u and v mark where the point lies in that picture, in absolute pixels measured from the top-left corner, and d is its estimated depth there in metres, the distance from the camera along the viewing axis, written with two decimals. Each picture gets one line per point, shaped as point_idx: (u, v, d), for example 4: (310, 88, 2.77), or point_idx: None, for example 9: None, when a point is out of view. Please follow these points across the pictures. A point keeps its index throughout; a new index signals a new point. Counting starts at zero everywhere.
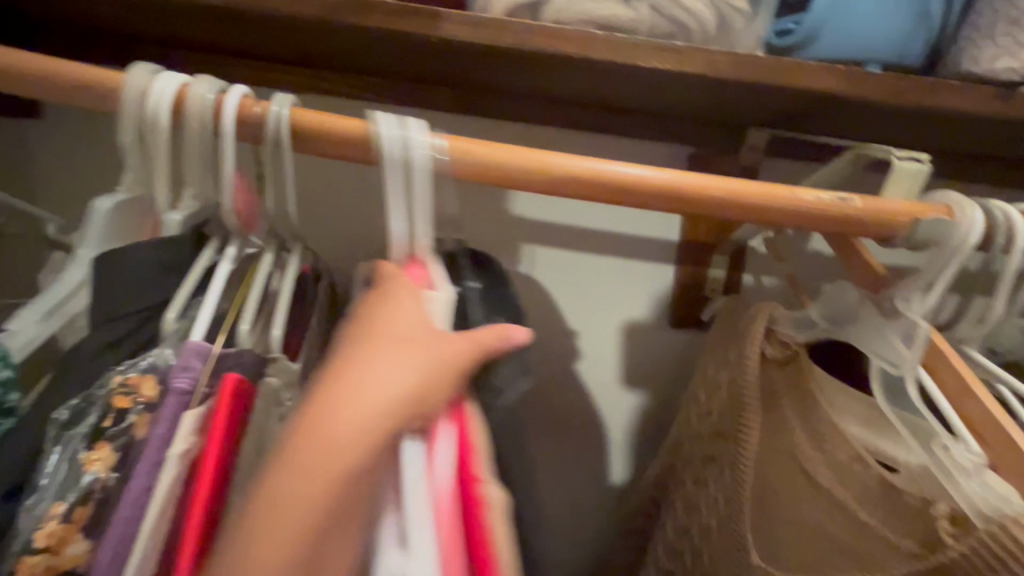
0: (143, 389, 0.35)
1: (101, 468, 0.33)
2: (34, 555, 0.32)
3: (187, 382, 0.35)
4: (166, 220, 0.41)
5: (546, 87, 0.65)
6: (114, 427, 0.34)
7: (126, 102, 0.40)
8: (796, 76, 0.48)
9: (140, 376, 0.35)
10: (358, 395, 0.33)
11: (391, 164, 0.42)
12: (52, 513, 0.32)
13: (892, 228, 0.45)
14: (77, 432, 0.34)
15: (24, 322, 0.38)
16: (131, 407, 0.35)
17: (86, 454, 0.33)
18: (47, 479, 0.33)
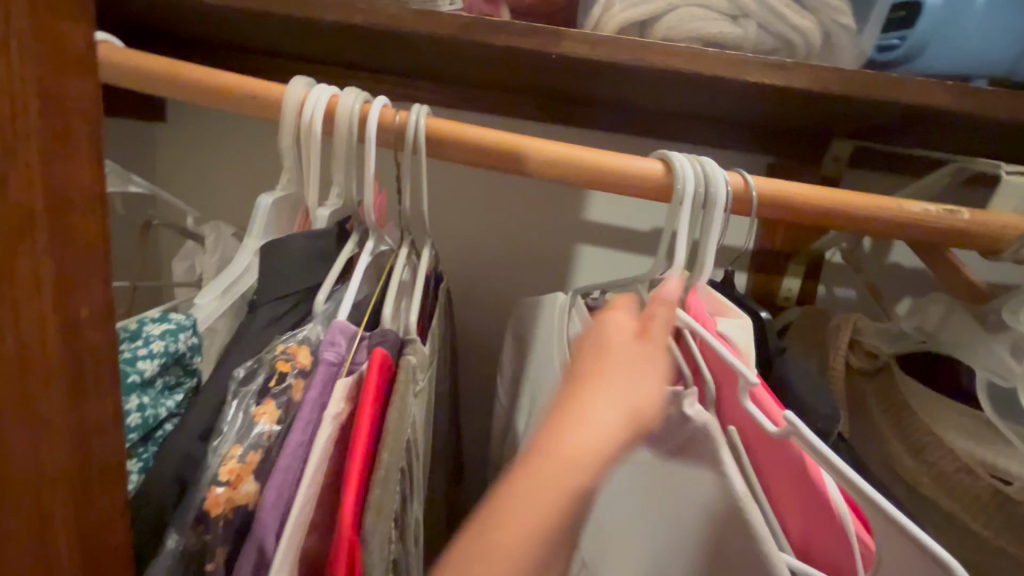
0: (300, 357, 0.40)
1: (268, 421, 0.38)
2: (218, 489, 0.36)
3: (336, 355, 0.39)
4: (315, 215, 0.47)
5: (637, 98, 0.68)
6: (277, 387, 0.39)
7: (286, 111, 0.46)
8: (902, 90, 0.49)
9: (297, 345, 0.40)
10: (574, 429, 0.27)
11: (517, 170, 0.46)
12: (231, 453, 0.37)
13: (999, 242, 0.46)
14: (249, 389, 0.39)
15: (207, 298, 0.46)
16: (290, 371, 0.39)
17: (257, 408, 0.38)
18: (227, 426, 0.38)
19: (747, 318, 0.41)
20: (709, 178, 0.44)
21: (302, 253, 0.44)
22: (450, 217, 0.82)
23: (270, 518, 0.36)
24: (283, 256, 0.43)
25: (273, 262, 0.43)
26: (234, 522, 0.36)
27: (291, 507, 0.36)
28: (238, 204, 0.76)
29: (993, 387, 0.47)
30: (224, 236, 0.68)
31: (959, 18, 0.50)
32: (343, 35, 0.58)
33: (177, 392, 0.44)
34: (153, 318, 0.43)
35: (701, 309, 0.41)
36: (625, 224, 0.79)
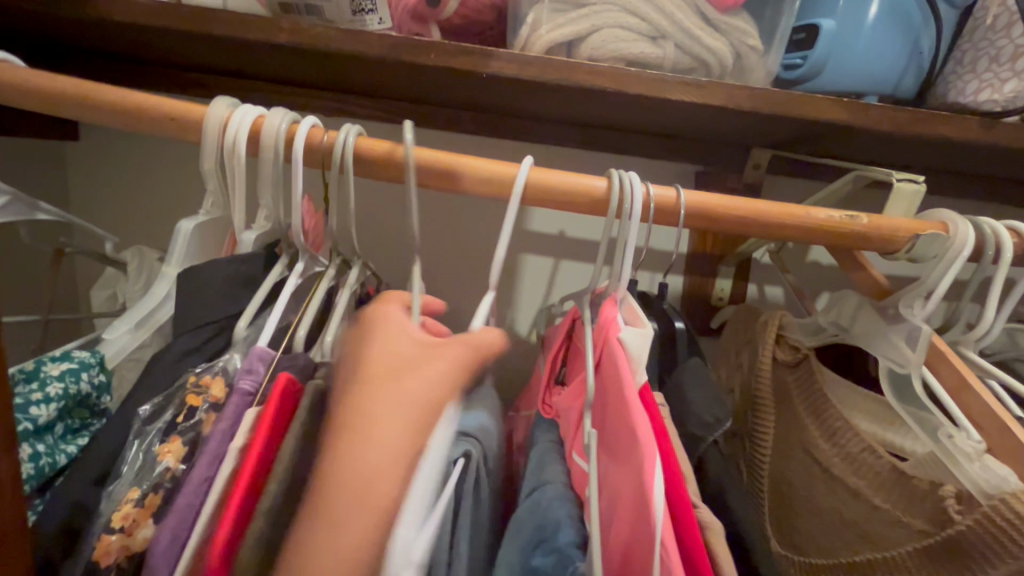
0: (212, 390, 0.38)
1: (171, 460, 0.36)
2: (110, 536, 0.34)
3: (252, 384, 0.38)
4: (241, 238, 0.45)
5: (569, 112, 0.70)
6: (185, 423, 0.37)
7: (207, 131, 0.44)
8: (805, 106, 0.54)
9: (210, 378, 0.38)
10: (375, 423, 0.32)
11: (450, 187, 0.46)
12: (129, 497, 0.35)
13: (892, 243, 0.50)
14: (152, 428, 0.37)
15: (117, 332, 0.43)
16: (200, 406, 0.38)
17: (160, 446, 0.36)
18: (127, 467, 0.36)
19: (650, 329, 0.42)
20: (630, 188, 0.46)
21: (229, 277, 0.42)
22: (392, 233, 0.81)
23: (161, 564, 0.34)
24: (208, 283, 0.41)
25: (196, 288, 0.42)
26: (128, 569, 0.35)
27: (185, 549, 0.34)
28: (162, 226, 0.73)
29: (893, 374, 0.52)
30: (146, 261, 0.64)
31: (850, 42, 0.55)
32: (269, 53, 0.56)
33: (80, 436, 0.40)
34: (52, 357, 0.40)
35: (611, 318, 0.43)
36: (563, 233, 0.81)
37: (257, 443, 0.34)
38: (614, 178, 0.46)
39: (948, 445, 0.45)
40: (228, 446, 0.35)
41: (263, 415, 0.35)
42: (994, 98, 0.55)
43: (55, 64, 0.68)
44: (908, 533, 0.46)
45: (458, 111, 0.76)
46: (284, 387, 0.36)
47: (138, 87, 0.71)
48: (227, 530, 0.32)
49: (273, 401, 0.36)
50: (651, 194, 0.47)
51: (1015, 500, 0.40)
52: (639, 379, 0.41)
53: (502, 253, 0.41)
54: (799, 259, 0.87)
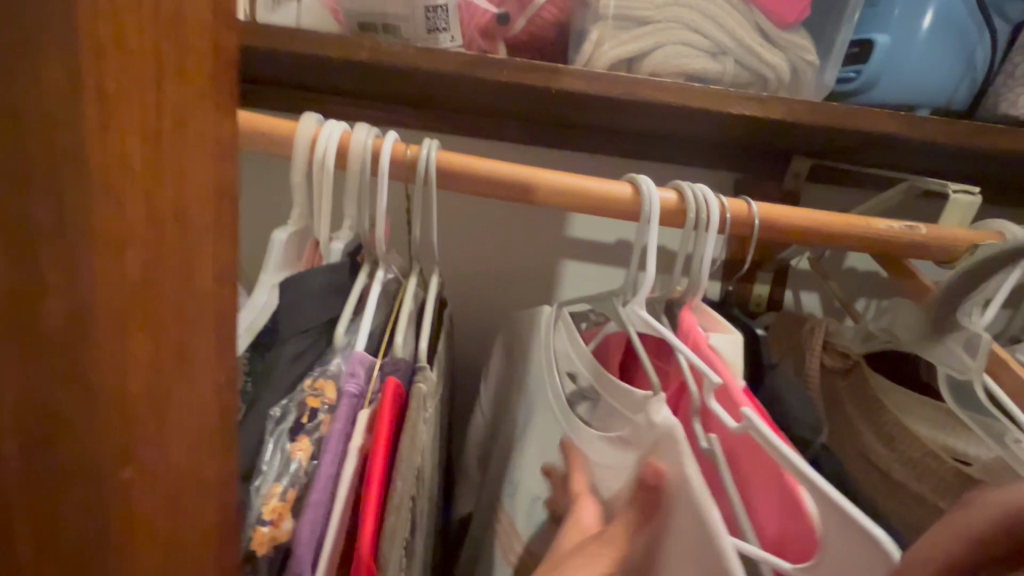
0: (327, 393, 0.41)
1: (303, 456, 0.39)
2: (262, 528, 0.37)
3: (356, 386, 0.40)
4: (329, 249, 0.48)
5: (615, 122, 0.72)
6: (309, 423, 0.40)
7: (298, 148, 0.46)
8: (860, 120, 0.55)
9: (324, 381, 0.41)
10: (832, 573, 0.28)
11: (525, 199, 0.49)
12: (273, 492, 0.38)
13: (951, 253, 0.52)
14: (282, 428, 0.40)
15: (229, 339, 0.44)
16: (319, 407, 0.40)
17: (291, 445, 0.39)
18: (266, 465, 0.39)
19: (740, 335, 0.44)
20: (708, 202, 0.48)
21: (322, 284, 0.45)
22: (436, 239, 0.83)
23: (306, 553, 0.37)
24: (301, 288, 0.44)
25: (294, 293, 0.44)
26: (276, 559, 0.37)
27: (324, 540, 0.37)
28: None
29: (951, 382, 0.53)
30: None
31: (904, 56, 0.56)
32: (340, 68, 0.59)
33: None
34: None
35: (694, 325, 0.46)
36: (603, 240, 0.83)
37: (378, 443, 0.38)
38: (687, 193, 0.49)
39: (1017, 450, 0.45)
40: (347, 445, 0.38)
41: (379, 418, 0.38)
42: None
43: None
44: None
45: (503, 122, 0.78)
46: (392, 391, 0.40)
47: None
48: (368, 531, 0.36)
49: (386, 406, 0.39)
50: (722, 205, 0.49)
51: None
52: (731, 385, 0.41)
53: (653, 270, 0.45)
54: (836, 266, 0.88)
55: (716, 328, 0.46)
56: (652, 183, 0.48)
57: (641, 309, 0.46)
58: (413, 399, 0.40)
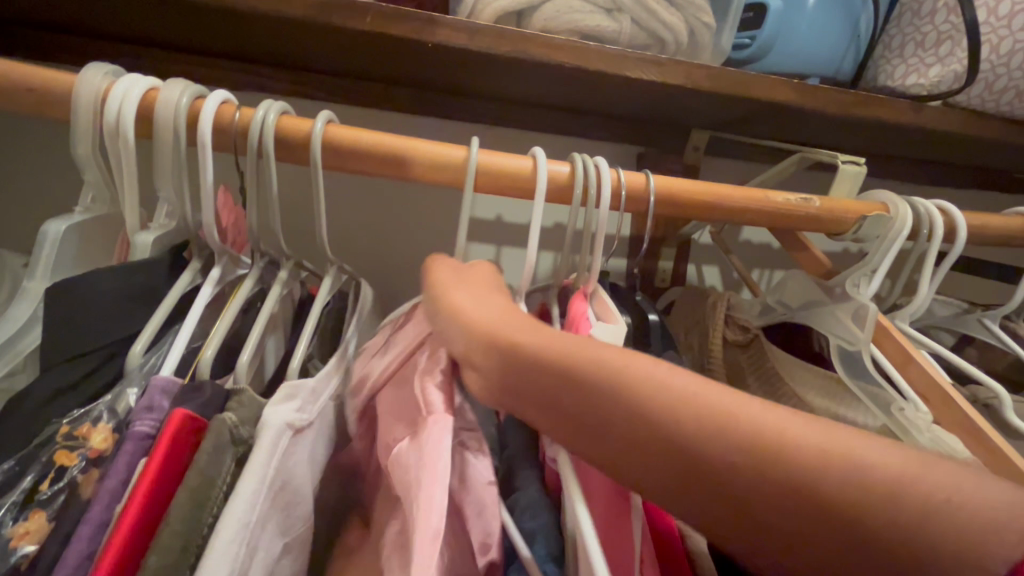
0: (92, 442, 0.30)
1: (31, 543, 0.28)
2: None
3: (151, 425, 0.31)
4: (133, 242, 0.37)
5: (508, 88, 0.65)
6: (50, 490, 0.29)
7: (79, 110, 0.35)
8: (755, 86, 0.53)
9: (90, 427, 0.31)
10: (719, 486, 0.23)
11: (397, 175, 0.41)
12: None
13: (844, 224, 0.52)
14: (4, 503, 0.28)
15: None
16: (74, 464, 0.30)
17: (14, 527, 0.28)
18: None
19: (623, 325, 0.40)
20: (594, 176, 0.43)
21: (109, 293, 0.34)
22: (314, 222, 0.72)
23: None
24: (77, 297, 0.34)
25: (69, 304, 0.33)
26: None
27: None
28: (25, 228, 0.59)
29: (842, 351, 0.52)
30: (10, 272, 0.53)
31: (796, 22, 0.55)
32: (155, 4, 0.46)
33: None
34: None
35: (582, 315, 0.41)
36: (505, 218, 0.75)
37: (138, 490, 0.27)
38: (576, 167, 0.43)
39: (900, 418, 0.46)
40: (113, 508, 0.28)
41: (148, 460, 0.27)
42: (920, 82, 0.57)
43: None
44: None
45: (383, 87, 0.68)
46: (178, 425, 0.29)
47: None
48: None
49: (165, 443, 0.28)
50: (620, 177, 0.45)
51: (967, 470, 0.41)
52: None
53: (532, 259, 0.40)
54: (734, 238, 0.89)
55: (604, 320, 0.42)
56: (542, 153, 0.42)
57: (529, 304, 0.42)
58: (206, 435, 0.29)
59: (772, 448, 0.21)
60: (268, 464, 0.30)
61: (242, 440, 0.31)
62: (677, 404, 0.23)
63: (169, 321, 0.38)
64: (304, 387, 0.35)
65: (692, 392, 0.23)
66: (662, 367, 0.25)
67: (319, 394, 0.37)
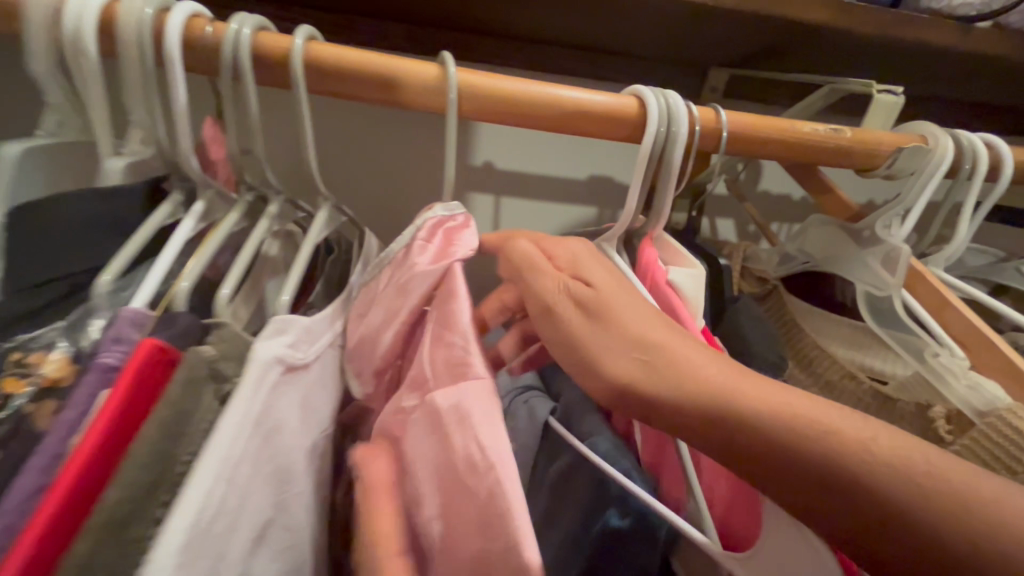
0: (47, 370, 0.28)
1: None
2: None
3: (119, 357, 0.28)
4: (105, 167, 0.34)
5: (511, 19, 0.60)
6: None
7: (34, 21, 0.32)
8: (784, 4, 0.48)
9: (45, 355, 0.28)
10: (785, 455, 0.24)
11: (390, 99, 0.38)
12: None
13: (876, 158, 0.47)
14: None
15: None
16: (23, 392, 0.27)
17: None
18: None
19: (699, 267, 0.42)
20: (675, 111, 0.41)
21: (80, 215, 0.32)
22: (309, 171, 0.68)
23: None
24: (48, 222, 0.31)
25: (30, 228, 0.31)
26: None
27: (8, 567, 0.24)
28: None
29: (870, 298, 0.49)
30: None
31: None
32: None
33: None
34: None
35: (652, 258, 0.42)
36: (512, 167, 0.70)
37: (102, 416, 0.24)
38: (670, 101, 0.42)
39: (934, 365, 0.42)
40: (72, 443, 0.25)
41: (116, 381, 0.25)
42: (968, 1, 0.49)
43: None
44: None
45: (378, 22, 0.64)
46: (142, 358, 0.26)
47: None
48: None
49: (129, 380, 0.25)
50: (663, 103, 0.41)
51: (1014, 414, 0.38)
52: (697, 323, 0.40)
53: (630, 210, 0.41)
54: (753, 190, 0.84)
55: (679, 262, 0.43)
56: (645, 88, 0.42)
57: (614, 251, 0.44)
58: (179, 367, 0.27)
59: (838, 460, 0.22)
60: (254, 399, 0.28)
61: (224, 377, 0.29)
62: (774, 400, 0.24)
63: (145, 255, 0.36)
64: (297, 324, 0.33)
65: (783, 399, 0.24)
66: (748, 381, 0.25)
67: (313, 336, 0.35)
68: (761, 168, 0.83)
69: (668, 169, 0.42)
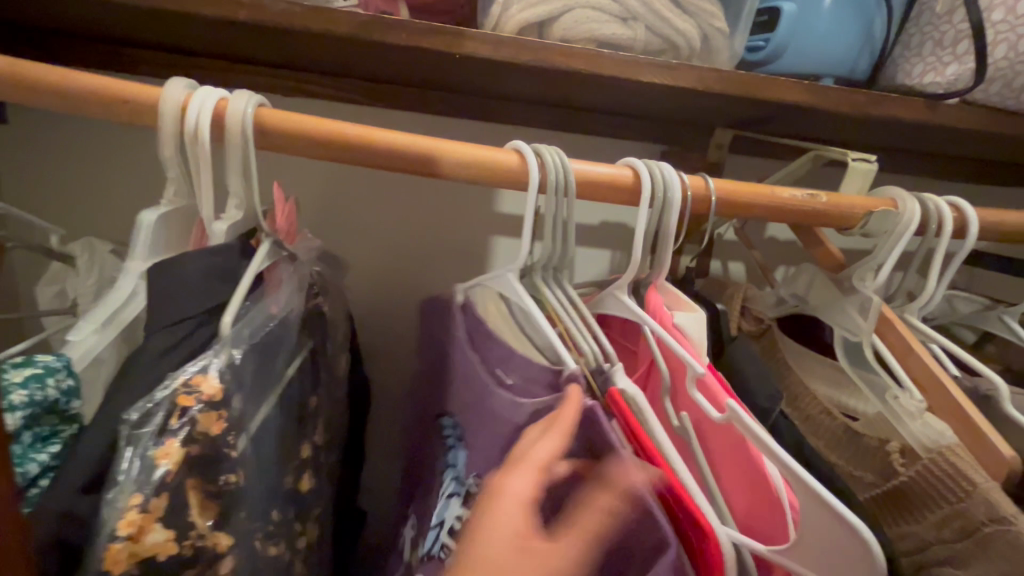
0: (204, 389, 0.36)
1: (170, 463, 0.34)
2: (116, 544, 0.33)
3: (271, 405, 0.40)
4: (212, 230, 0.43)
5: (533, 90, 0.70)
6: (178, 423, 0.35)
7: (166, 119, 0.42)
8: (766, 86, 0.55)
9: (201, 376, 0.37)
10: None
11: (428, 172, 0.47)
12: (132, 503, 0.33)
13: (851, 218, 0.54)
14: (144, 433, 0.34)
15: (83, 331, 0.40)
16: (193, 405, 0.36)
17: (157, 450, 0.34)
18: (122, 476, 0.33)
19: (701, 311, 0.49)
20: (668, 182, 0.49)
21: (199, 270, 0.40)
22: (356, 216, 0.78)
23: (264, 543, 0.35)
24: (174, 275, 0.40)
25: (161, 279, 0.40)
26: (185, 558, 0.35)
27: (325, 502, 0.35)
28: (112, 217, 0.68)
29: (847, 343, 0.54)
30: (98, 253, 0.61)
31: (809, 25, 0.57)
32: (228, 25, 0.54)
33: (52, 444, 0.38)
34: (13, 363, 0.37)
35: (658, 305, 0.50)
36: None
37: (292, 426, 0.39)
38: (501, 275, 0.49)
39: (894, 405, 0.48)
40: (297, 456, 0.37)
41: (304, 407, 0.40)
42: (937, 81, 0.58)
43: (15, 46, 0.66)
44: (861, 484, 0.51)
45: (419, 91, 0.74)
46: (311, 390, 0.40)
47: (95, 70, 0.68)
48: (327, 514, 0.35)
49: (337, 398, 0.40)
50: (657, 176, 0.49)
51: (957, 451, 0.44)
52: (700, 359, 0.47)
53: (633, 263, 0.48)
54: (758, 235, 0.91)
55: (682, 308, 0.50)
56: (640, 161, 0.50)
57: (621, 296, 0.51)
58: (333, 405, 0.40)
59: None
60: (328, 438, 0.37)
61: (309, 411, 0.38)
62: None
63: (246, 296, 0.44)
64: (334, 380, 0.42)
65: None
66: None
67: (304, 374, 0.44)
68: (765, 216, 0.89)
69: (660, 228, 0.50)
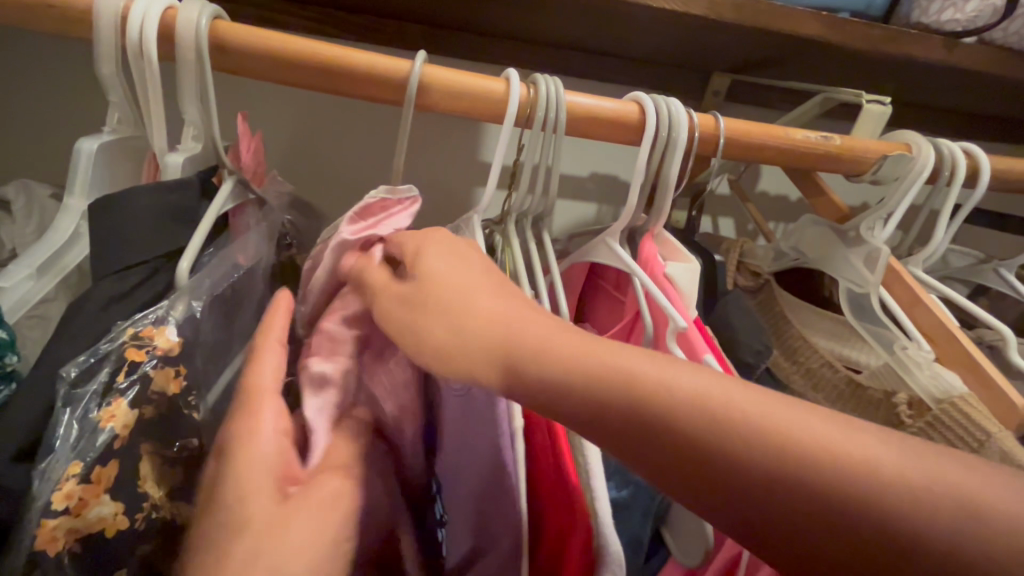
0: (158, 341, 0.32)
1: (118, 426, 0.30)
2: (53, 521, 0.28)
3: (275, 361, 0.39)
4: (165, 163, 0.38)
5: (524, 24, 0.64)
6: (127, 380, 0.31)
7: (102, 29, 0.36)
8: (781, 19, 0.51)
9: (153, 328, 0.32)
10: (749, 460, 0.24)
11: (413, 103, 0.41)
12: (70, 473, 0.28)
13: (862, 164, 0.51)
14: (86, 391, 0.30)
15: (15, 276, 0.34)
16: (145, 360, 0.32)
17: (100, 411, 0.30)
18: (61, 439, 0.29)
19: (694, 262, 0.46)
20: (675, 119, 0.45)
21: (151, 208, 0.35)
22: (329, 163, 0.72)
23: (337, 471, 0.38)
24: (123, 212, 0.34)
25: (105, 218, 0.34)
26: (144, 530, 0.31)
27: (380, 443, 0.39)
28: (52, 158, 0.61)
29: (852, 295, 0.53)
30: (37, 197, 0.54)
31: None
32: None
33: None
34: None
35: (653, 254, 0.47)
36: None
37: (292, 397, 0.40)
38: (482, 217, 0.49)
39: (903, 357, 0.47)
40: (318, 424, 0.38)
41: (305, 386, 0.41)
42: (956, 18, 0.54)
43: None
44: None
45: (396, 24, 0.67)
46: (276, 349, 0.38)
47: None
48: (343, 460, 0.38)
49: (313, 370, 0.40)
50: (664, 112, 0.45)
51: (967, 401, 0.43)
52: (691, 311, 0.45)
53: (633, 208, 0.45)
54: (751, 189, 0.88)
55: (676, 258, 0.47)
56: (645, 95, 0.46)
57: (617, 245, 0.47)
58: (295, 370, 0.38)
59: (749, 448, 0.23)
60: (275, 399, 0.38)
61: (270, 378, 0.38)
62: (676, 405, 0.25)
63: (207, 242, 0.39)
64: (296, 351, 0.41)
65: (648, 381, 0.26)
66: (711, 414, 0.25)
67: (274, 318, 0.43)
68: (760, 170, 0.86)
69: (664, 171, 0.46)
